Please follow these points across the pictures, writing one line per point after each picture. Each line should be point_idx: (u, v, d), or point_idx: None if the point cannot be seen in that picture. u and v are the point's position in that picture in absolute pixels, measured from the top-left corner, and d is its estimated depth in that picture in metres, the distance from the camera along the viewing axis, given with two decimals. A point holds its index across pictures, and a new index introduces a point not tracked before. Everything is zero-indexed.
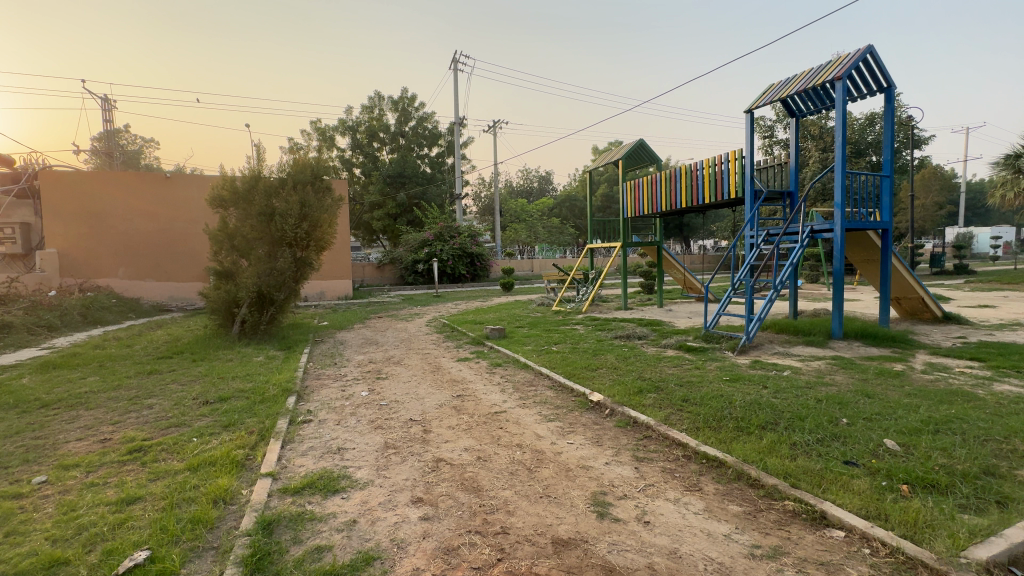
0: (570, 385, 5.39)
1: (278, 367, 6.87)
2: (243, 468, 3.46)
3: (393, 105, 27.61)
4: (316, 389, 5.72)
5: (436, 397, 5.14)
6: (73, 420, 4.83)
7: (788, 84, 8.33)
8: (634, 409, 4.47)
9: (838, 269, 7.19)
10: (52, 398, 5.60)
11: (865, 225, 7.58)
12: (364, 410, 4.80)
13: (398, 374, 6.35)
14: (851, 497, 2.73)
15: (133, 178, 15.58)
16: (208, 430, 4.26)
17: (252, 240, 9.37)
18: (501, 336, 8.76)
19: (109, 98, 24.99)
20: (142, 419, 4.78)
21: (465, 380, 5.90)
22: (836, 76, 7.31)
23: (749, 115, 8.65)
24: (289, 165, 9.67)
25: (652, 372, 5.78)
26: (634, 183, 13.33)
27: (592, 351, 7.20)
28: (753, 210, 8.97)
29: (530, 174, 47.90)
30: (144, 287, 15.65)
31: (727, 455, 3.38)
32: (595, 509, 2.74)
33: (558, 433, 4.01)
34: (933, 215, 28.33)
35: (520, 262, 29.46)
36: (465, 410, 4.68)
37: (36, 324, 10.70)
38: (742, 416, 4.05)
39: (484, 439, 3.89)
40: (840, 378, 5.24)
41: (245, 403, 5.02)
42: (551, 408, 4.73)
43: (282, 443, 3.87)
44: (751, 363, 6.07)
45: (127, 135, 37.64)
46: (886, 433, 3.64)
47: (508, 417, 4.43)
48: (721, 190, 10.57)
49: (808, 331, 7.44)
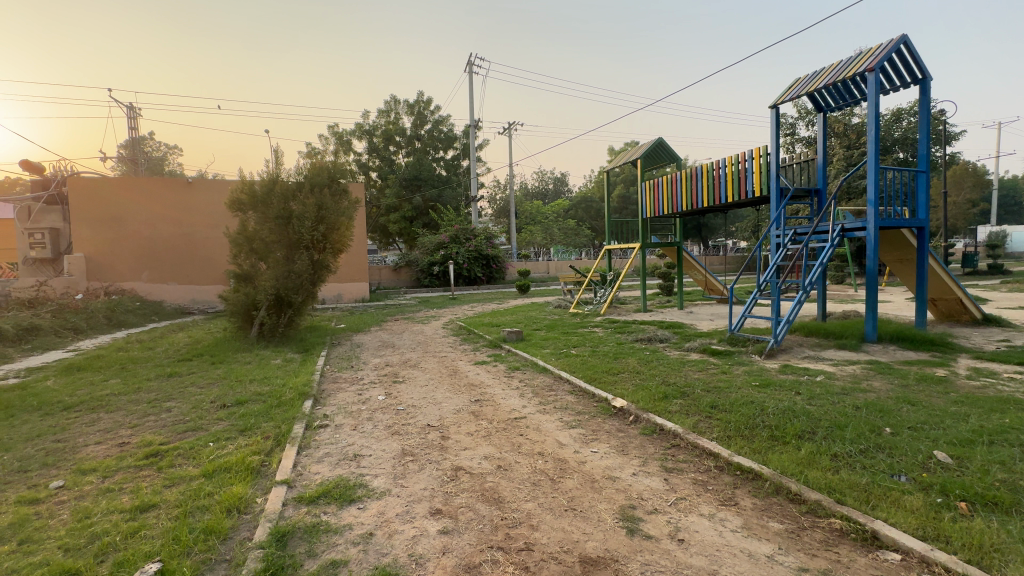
0: (591, 390, 5.21)
1: (295, 370, 6.84)
2: (258, 475, 3.38)
3: (409, 108, 27.80)
4: (333, 393, 5.65)
5: (453, 402, 5.02)
6: (93, 423, 4.84)
7: (815, 77, 8.03)
8: (661, 416, 4.27)
9: (870, 269, 6.87)
10: (75, 401, 5.65)
11: (900, 223, 7.23)
12: (380, 415, 4.70)
13: (415, 378, 6.24)
14: (905, 516, 2.52)
15: (155, 184, 15.86)
16: (225, 434, 4.22)
17: (270, 243, 9.41)
18: (518, 339, 8.61)
19: (134, 107, 25.64)
20: (160, 422, 4.76)
21: (483, 384, 5.77)
22: (868, 68, 7.02)
23: (774, 110, 8.35)
24: (306, 168, 9.70)
25: (677, 377, 5.56)
26: (653, 183, 13.04)
27: (612, 354, 7.01)
28: (778, 209, 8.67)
29: (545, 176, 47.69)
30: (166, 290, 15.96)
31: (764, 466, 3.17)
32: (624, 525, 2.58)
33: (581, 441, 3.85)
34: (965, 213, 27.32)
35: (536, 265, 29.33)
36: (484, 416, 4.55)
37: (63, 327, 10.94)
38: (777, 424, 3.83)
39: (504, 447, 3.75)
40: (878, 385, 4.95)
41: (262, 407, 4.98)
42: (572, 414, 4.57)
43: (297, 449, 3.78)
44: (780, 368, 5.81)
45: (151, 143, 38.70)
46: (936, 445, 3.39)
47: (529, 423, 4.28)
48: (744, 188, 10.22)
49: (839, 334, 7.14)
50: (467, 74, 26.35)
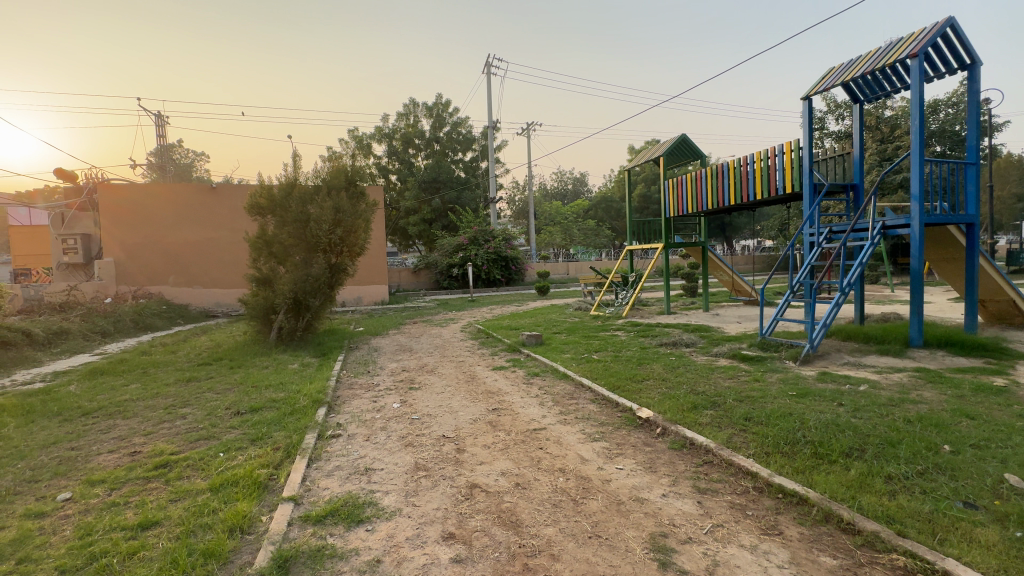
0: (614, 399, 4.95)
1: (312, 375, 6.75)
2: (266, 490, 3.23)
3: (427, 111, 27.87)
4: (347, 400, 5.51)
5: (470, 411, 4.81)
6: (108, 430, 4.79)
7: (852, 65, 7.59)
8: (690, 429, 3.99)
9: (914, 270, 6.41)
10: (94, 406, 5.65)
11: (946, 219, 6.73)
12: (395, 425, 4.53)
13: (432, 384, 6.06)
14: (982, 554, 2.20)
15: (180, 189, 16.15)
16: (236, 444, 4.10)
17: (289, 246, 9.41)
18: (538, 343, 8.38)
19: (162, 115, 26.33)
20: (174, 430, 4.69)
21: (501, 391, 5.55)
22: (912, 53, 6.58)
23: (806, 102, 7.92)
24: (325, 170, 9.69)
25: (706, 386, 5.22)
26: (676, 181, 12.64)
27: (636, 360, 6.72)
28: (811, 206, 8.22)
29: (565, 176, 47.29)
30: (191, 294, 16.25)
31: (809, 489, 2.87)
32: (655, 557, 2.33)
33: (605, 456, 3.60)
34: (1010, 207, 25.94)
35: (555, 266, 29.01)
36: (502, 426, 4.33)
37: (92, 330, 11.18)
38: (820, 441, 3.50)
39: (522, 461, 3.53)
40: (929, 396, 4.55)
41: (275, 415, 4.87)
42: (595, 425, 4.31)
43: (307, 461, 3.63)
44: (818, 376, 5.43)
45: (180, 150, 39.78)
46: (1004, 466, 3.03)
47: (549, 435, 4.05)
48: (774, 185, 9.76)
49: (880, 339, 6.69)
50: (485, 75, 26.25)
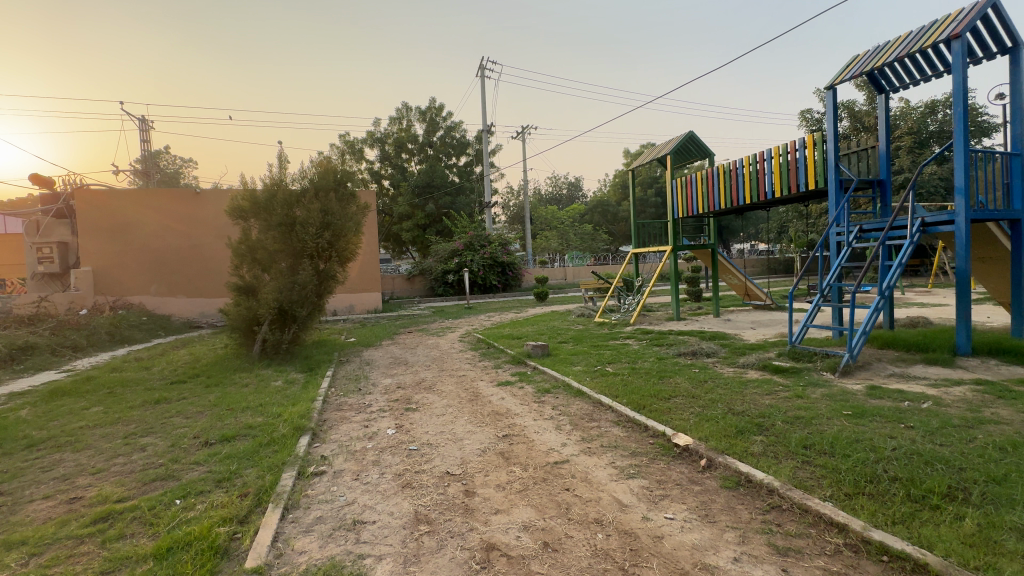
0: (642, 422, 4.30)
1: (297, 394, 6.05)
2: (225, 557, 2.54)
3: (421, 115, 27.29)
4: (334, 425, 4.81)
5: (478, 439, 4.14)
6: (50, 468, 4.06)
7: (879, 52, 7.12)
8: (743, 461, 3.35)
9: (961, 270, 5.84)
10: (42, 436, 4.91)
11: (992, 215, 6.18)
12: (390, 458, 3.84)
13: (431, 404, 5.37)
14: None
15: (163, 194, 15.39)
16: (198, 487, 3.41)
17: (273, 252, 8.69)
18: (544, 354, 7.72)
19: (146, 119, 25.48)
20: (128, 467, 3.98)
21: (510, 413, 4.88)
22: (953, 34, 6.10)
23: (831, 91, 7.40)
24: (312, 171, 9.03)
25: (745, 405, 4.58)
26: (686, 180, 11.98)
27: (655, 373, 6.07)
28: (837, 205, 7.66)
29: (559, 180, 46.82)
30: (175, 304, 15.46)
31: (925, 551, 2.24)
32: None
33: (648, 500, 2.93)
34: None
35: (552, 271, 28.42)
36: (516, 459, 3.66)
37: (61, 345, 10.39)
38: (910, 478, 2.89)
39: (548, 509, 2.87)
40: (1006, 414, 3.94)
41: (249, 446, 4.16)
42: (626, 456, 3.66)
43: (281, 511, 2.94)
44: (867, 391, 4.79)
45: (167, 158, 39.11)
46: None
47: (574, 472, 3.39)
48: (796, 181, 8.95)
49: (924, 346, 6.10)
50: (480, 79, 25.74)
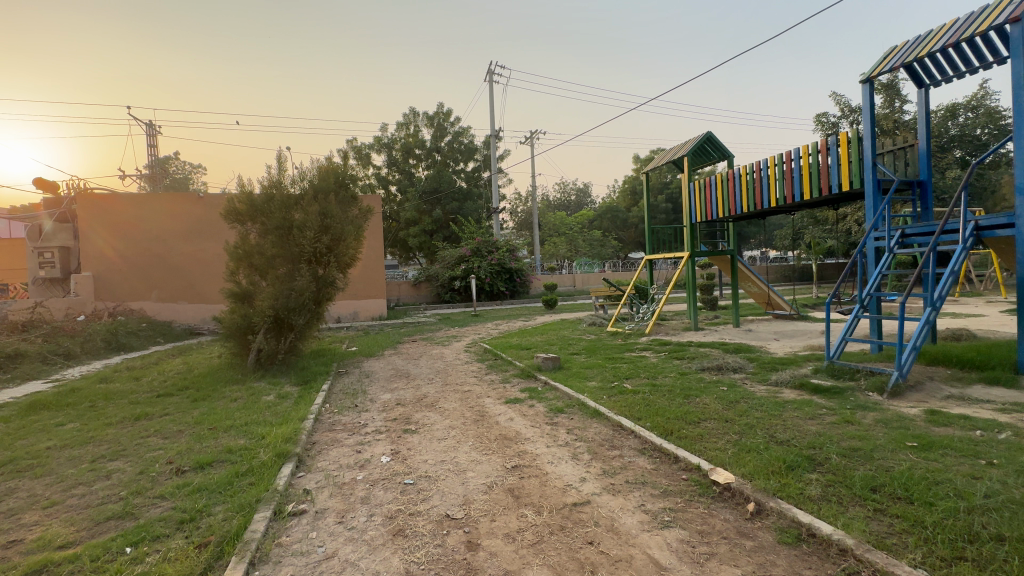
0: (672, 451, 3.75)
1: (287, 411, 5.57)
2: None
3: (428, 120, 26.99)
4: (324, 450, 4.30)
5: (481, 472, 3.60)
6: (1, 499, 3.59)
7: (920, 42, 6.54)
8: (800, 506, 2.80)
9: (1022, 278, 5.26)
10: (3, 458, 4.46)
11: None
12: (381, 495, 3.31)
13: (432, 426, 4.84)
14: None
15: (167, 199, 15.04)
16: (155, 531, 2.90)
17: (270, 258, 8.24)
18: (555, 367, 7.17)
19: (153, 123, 25.37)
20: (86, 499, 3.50)
21: (520, 437, 4.35)
22: (1012, 17, 5.47)
23: (867, 85, 6.83)
24: (312, 173, 8.62)
25: (789, 432, 4.00)
26: (705, 183, 11.34)
27: (680, 391, 5.50)
28: (875, 210, 7.09)
29: (568, 186, 46.44)
30: (175, 310, 15.10)
31: None
32: None
33: (691, 561, 2.39)
34: None
35: (561, 278, 27.92)
36: (528, 499, 3.12)
37: (53, 353, 10.01)
38: (1021, 538, 2.31)
39: (568, 572, 2.33)
40: None
41: (224, 476, 3.67)
42: (658, 496, 3.11)
43: (245, 570, 2.44)
44: (927, 417, 4.19)
45: (177, 164, 39.15)
46: None
47: (596, 518, 2.84)
48: (829, 182, 8.13)
49: (980, 363, 5.48)
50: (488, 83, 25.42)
